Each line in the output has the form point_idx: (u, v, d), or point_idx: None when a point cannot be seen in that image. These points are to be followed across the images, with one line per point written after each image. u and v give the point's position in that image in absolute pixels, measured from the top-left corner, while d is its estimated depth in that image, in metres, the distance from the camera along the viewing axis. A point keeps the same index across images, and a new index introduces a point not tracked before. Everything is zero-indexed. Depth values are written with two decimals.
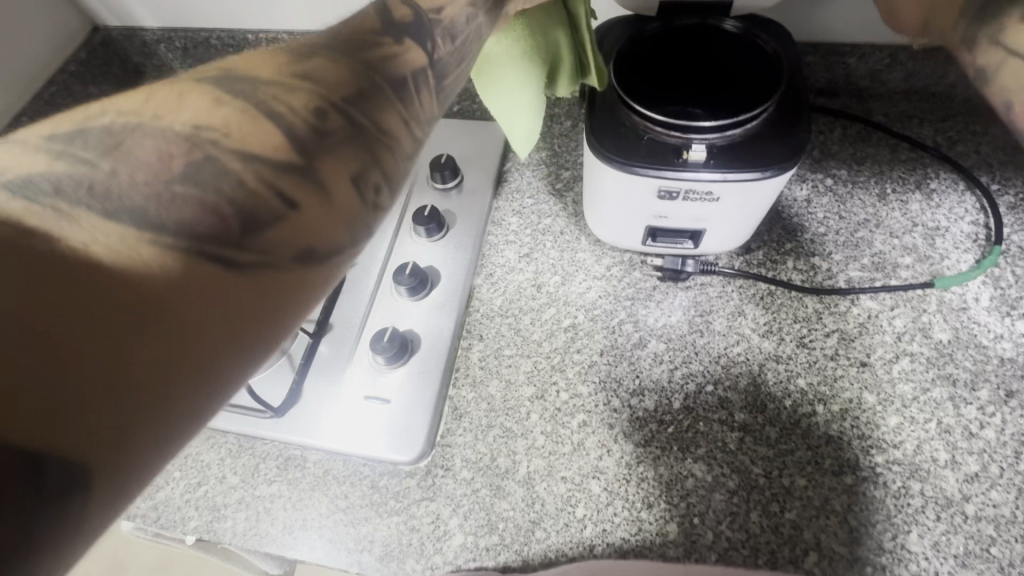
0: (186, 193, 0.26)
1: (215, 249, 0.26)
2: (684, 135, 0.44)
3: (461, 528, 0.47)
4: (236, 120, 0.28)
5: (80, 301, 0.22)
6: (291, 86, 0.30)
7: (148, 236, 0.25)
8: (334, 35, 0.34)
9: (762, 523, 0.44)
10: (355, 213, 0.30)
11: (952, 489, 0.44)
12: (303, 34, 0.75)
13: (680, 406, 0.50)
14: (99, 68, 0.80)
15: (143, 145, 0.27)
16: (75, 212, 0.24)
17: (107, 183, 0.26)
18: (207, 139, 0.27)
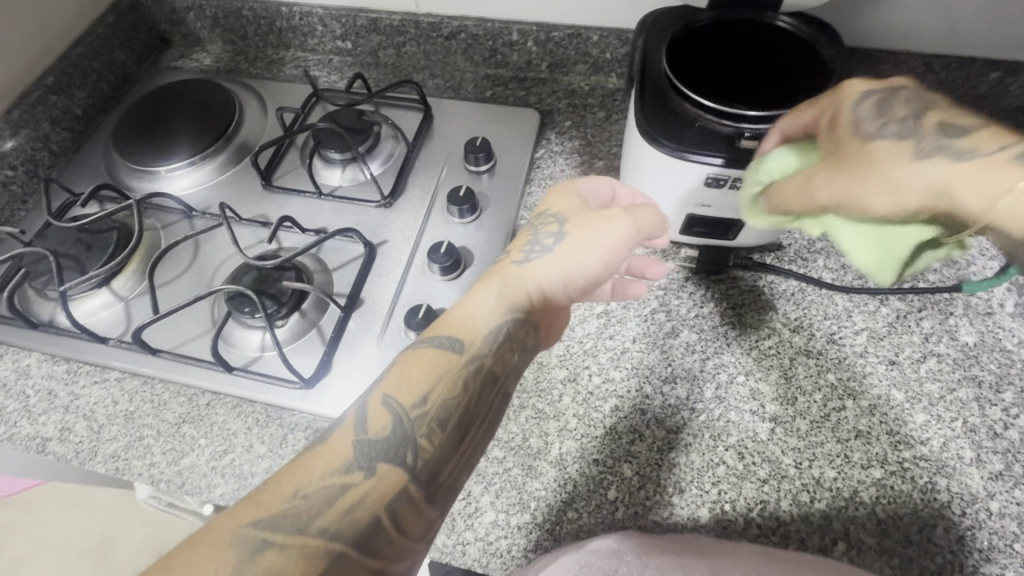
0: (361, 495, 0.35)
1: (394, 505, 0.35)
2: (737, 123, 0.45)
3: (493, 505, 0.47)
4: (386, 427, 0.37)
5: (314, 551, 0.33)
6: (422, 403, 0.38)
7: (343, 511, 0.34)
8: (432, 365, 0.39)
9: (792, 512, 0.45)
10: (473, 444, 0.40)
11: (976, 486, 0.45)
12: (338, 9, 0.74)
13: (712, 395, 0.50)
14: (125, 32, 0.78)
15: (325, 482, 0.35)
16: (300, 515, 0.33)
17: (308, 503, 0.34)
18: (371, 448, 0.36)
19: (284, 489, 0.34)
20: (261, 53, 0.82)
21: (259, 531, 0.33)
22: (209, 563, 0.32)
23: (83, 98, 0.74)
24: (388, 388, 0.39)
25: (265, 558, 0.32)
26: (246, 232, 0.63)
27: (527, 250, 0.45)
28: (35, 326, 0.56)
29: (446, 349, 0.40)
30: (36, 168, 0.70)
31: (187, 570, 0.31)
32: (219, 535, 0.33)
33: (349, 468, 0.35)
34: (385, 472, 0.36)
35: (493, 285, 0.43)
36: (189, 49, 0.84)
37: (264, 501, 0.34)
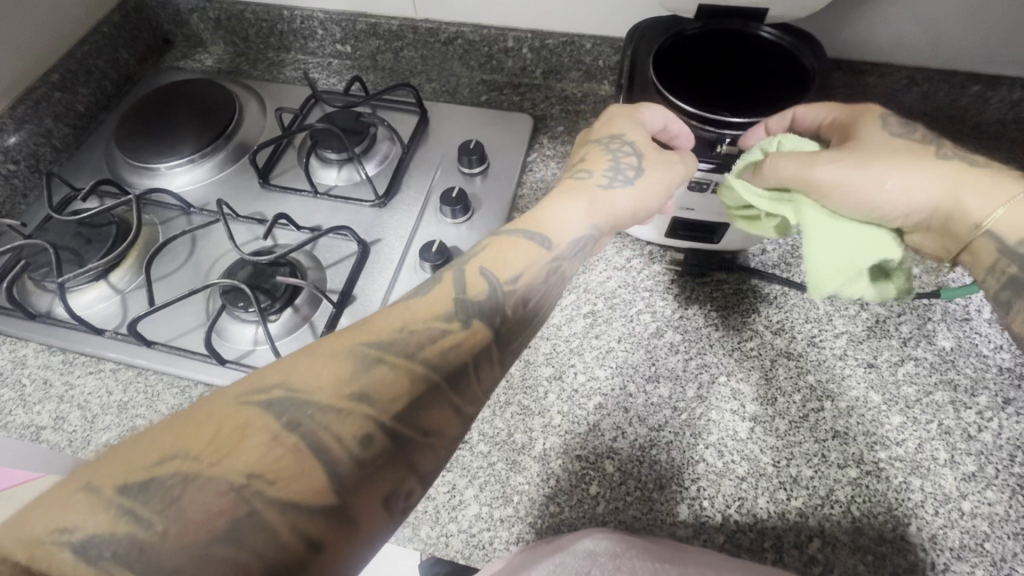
0: (454, 344, 0.35)
1: (477, 357, 0.36)
2: (719, 129, 0.48)
3: (477, 499, 0.48)
4: (479, 292, 0.38)
5: (409, 378, 0.33)
6: (508, 276, 0.40)
7: (440, 350, 0.35)
8: (520, 247, 0.42)
9: (769, 509, 0.46)
10: (538, 325, 0.42)
11: (950, 486, 0.46)
12: (338, 14, 0.76)
13: (694, 394, 0.52)
14: (129, 33, 0.80)
15: (424, 325, 0.35)
16: (403, 345, 0.34)
17: (410, 336, 0.35)
18: (464, 306, 0.37)
19: (392, 323, 0.35)
20: (262, 55, 0.83)
21: (366, 353, 0.33)
22: (327, 369, 0.32)
23: (87, 95, 0.76)
24: (483, 262, 0.40)
25: (379, 373, 0.32)
26: (243, 229, 0.64)
27: (608, 172, 0.46)
28: (33, 317, 0.58)
29: (536, 240, 0.42)
30: (39, 163, 0.71)
31: (307, 372, 0.32)
32: (325, 352, 0.33)
33: (451, 315, 0.36)
34: (479, 326, 0.37)
35: (579, 196, 0.45)
36: (192, 50, 0.86)
37: (375, 329, 0.35)
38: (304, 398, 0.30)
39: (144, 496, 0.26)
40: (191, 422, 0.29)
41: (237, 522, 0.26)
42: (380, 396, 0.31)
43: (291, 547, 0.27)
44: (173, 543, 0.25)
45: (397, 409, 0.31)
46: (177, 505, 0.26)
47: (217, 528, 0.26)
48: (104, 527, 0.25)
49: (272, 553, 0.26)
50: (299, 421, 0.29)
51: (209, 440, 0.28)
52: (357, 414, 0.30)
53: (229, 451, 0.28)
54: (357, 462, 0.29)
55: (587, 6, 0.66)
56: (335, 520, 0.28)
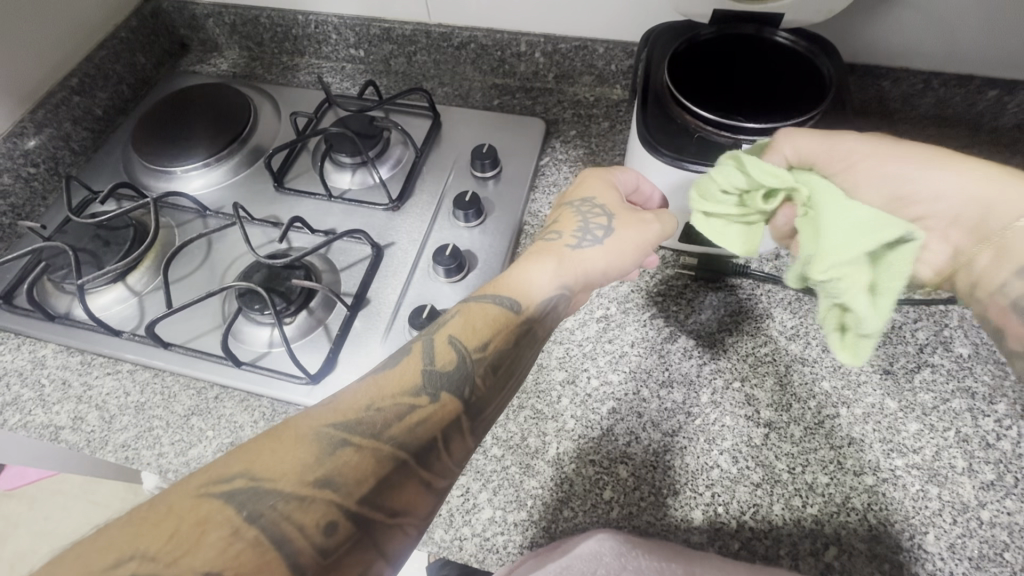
0: (422, 418, 0.36)
1: (445, 430, 0.37)
2: (735, 134, 0.47)
3: (491, 502, 0.48)
4: (448, 361, 0.39)
5: (376, 457, 0.33)
6: (480, 343, 0.40)
7: (408, 427, 0.35)
8: (491, 315, 0.42)
9: (784, 516, 0.46)
10: (511, 388, 0.42)
11: (968, 495, 0.46)
12: (352, 18, 0.76)
13: (708, 400, 0.51)
14: (146, 37, 0.81)
15: (391, 401, 0.36)
16: (370, 425, 0.34)
17: (377, 413, 0.35)
18: (433, 378, 0.38)
19: (359, 400, 0.36)
20: (276, 59, 0.84)
21: (331, 437, 0.33)
22: (290, 454, 0.32)
23: (104, 99, 0.77)
24: (452, 329, 0.41)
25: (345, 455, 0.33)
26: (258, 232, 0.65)
27: (578, 232, 0.47)
28: (52, 318, 0.58)
29: (506, 305, 0.43)
30: (57, 166, 0.72)
31: (268, 459, 0.32)
32: (290, 435, 0.33)
33: (419, 388, 0.37)
34: (447, 398, 0.37)
35: (549, 258, 0.46)
36: (207, 54, 0.87)
37: (341, 408, 0.35)
38: (265, 488, 0.31)
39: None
40: (149, 516, 0.29)
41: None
42: (345, 481, 0.32)
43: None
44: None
45: (361, 494, 0.32)
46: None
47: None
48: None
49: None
50: (258, 514, 0.30)
51: (166, 537, 0.28)
52: (321, 501, 0.31)
53: (187, 549, 0.28)
54: (322, 551, 0.30)
55: (601, 11, 0.67)
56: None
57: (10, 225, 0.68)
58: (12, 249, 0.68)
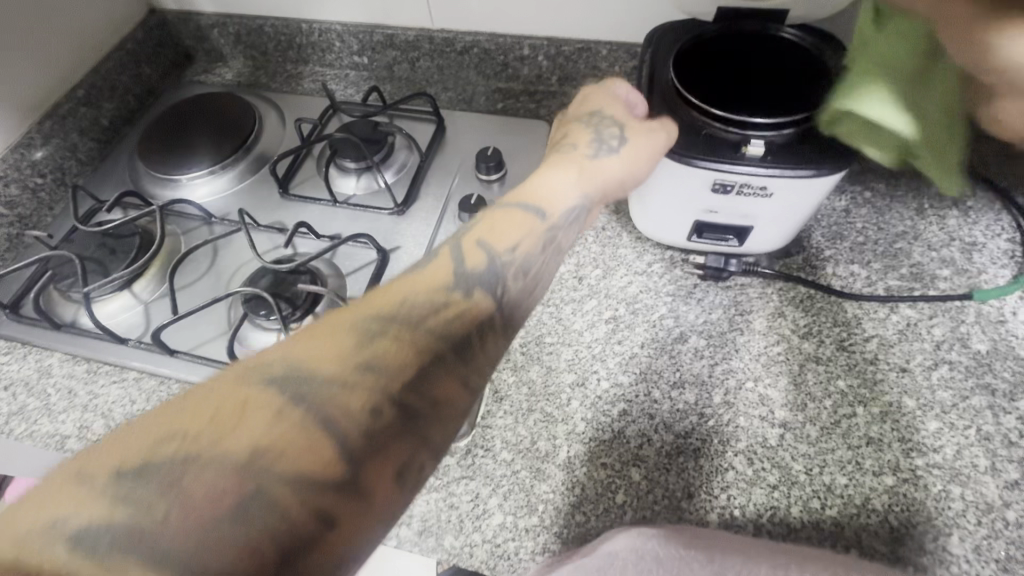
0: (455, 314, 0.37)
1: (478, 327, 0.37)
2: (742, 130, 0.46)
3: (501, 508, 0.47)
4: (476, 260, 0.40)
5: (413, 347, 0.34)
6: (510, 242, 0.42)
7: (441, 323, 0.36)
8: (520, 221, 0.43)
9: (802, 518, 0.45)
10: (539, 297, 0.43)
11: (992, 494, 0.45)
12: (355, 26, 0.77)
13: (721, 400, 0.50)
14: (152, 48, 0.82)
15: (422, 299, 0.37)
16: (404, 320, 0.35)
17: (410, 308, 0.36)
18: (463, 277, 0.39)
19: (394, 295, 0.37)
20: (281, 68, 0.85)
21: (367, 329, 0.34)
22: (330, 344, 0.33)
23: (110, 110, 0.77)
24: (480, 234, 0.42)
25: (385, 347, 0.33)
26: (264, 238, 0.65)
27: (593, 144, 0.48)
28: (58, 327, 0.58)
29: (531, 212, 0.44)
30: (64, 176, 0.73)
31: (307, 349, 0.33)
32: (326, 329, 0.34)
33: (458, 284, 0.38)
34: (483, 296, 0.38)
35: (571, 168, 0.47)
36: (212, 65, 0.87)
37: (373, 303, 0.36)
38: (304, 372, 0.32)
39: (139, 485, 0.28)
40: (193, 401, 0.30)
41: (247, 495, 0.28)
42: (385, 366, 0.33)
43: (305, 521, 0.28)
44: (174, 530, 0.27)
45: (403, 380, 0.33)
46: (179, 485, 0.28)
47: (232, 500, 0.28)
48: (98, 517, 0.27)
49: (286, 523, 0.28)
50: (300, 397, 0.31)
51: (208, 419, 0.29)
52: (361, 393, 0.32)
53: (231, 429, 0.29)
54: (366, 434, 0.31)
55: (603, 12, 0.67)
56: (346, 490, 0.30)
57: (17, 236, 0.69)
58: (18, 260, 0.68)
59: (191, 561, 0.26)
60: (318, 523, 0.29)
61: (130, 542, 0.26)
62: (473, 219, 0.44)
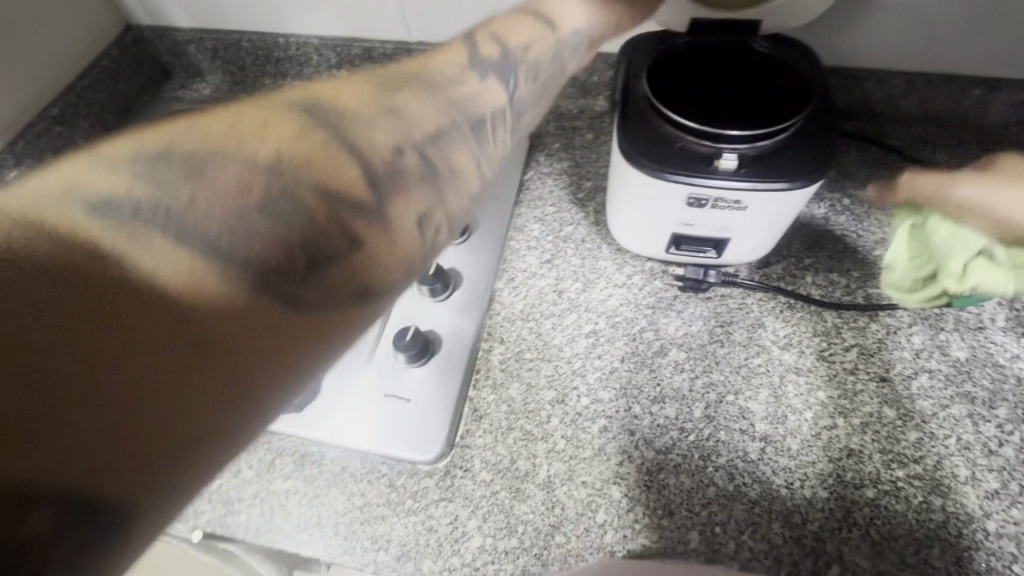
0: (442, 118, 0.39)
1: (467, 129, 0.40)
2: (715, 143, 0.46)
3: (480, 530, 0.46)
4: (462, 84, 0.41)
5: (409, 132, 0.37)
6: (492, 49, 0.43)
7: (433, 109, 0.39)
8: (496, 50, 0.43)
9: (783, 534, 0.44)
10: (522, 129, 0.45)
11: (972, 505, 0.44)
12: (333, 39, 0.76)
13: (701, 415, 0.50)
14: (128, 65, 0.81)
15: (414, 103, 0.38)
16: (398, 113, 0.37)
17: (404, 103, 0.38)
18: (447, 94, 0.40)
19: (372, 87, 0.38)
20: (259, 83, 0.84)
21: (363, 91, 0.38)
22: (316, 126, 0.35)
23: (86, 128, 0.76)
24: (465, 51, 0.43)
25: (408, 110, 0.38)
26: None
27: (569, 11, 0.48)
28: None
29: (512, 49, 0.44)
30: None
31: (336, 92, 0.37)
32: (323, 84, 0.38)
33: (474, 71, 0.42)
34: (474, 83, 0.41)
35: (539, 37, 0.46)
36: (189, 80, 0.86)
37: (362, 85, 0.38)
38: (314, 124, 0.35)
39: (163, 165, 0.33)
40: (211, 117, 0.35)
41: (271, 187, 0.32)
42: (386, 136, 0.36)
43: (327, 228, 0.33)
44: (204, 212, 0.31)
45: (407, 135, 0.37)
46: (202, 175, 0.32)
47: (256, 185, 0.32)
48: (124, 191, 0.31)
49: (309, 225, 0.33)
50: (317, 126, 0.35)
51: (229, 122, 0.34)
52: (384, 102, 0.37)
53: (246, 135, 0.34)
54: (389, 166, 0.36)
55: None
56: (364, 209, 0.34)
57: None
58: None
59: (218, 231, 0.31)
60: (346, 240, 0.34)
61: (149, 213, 0.31)
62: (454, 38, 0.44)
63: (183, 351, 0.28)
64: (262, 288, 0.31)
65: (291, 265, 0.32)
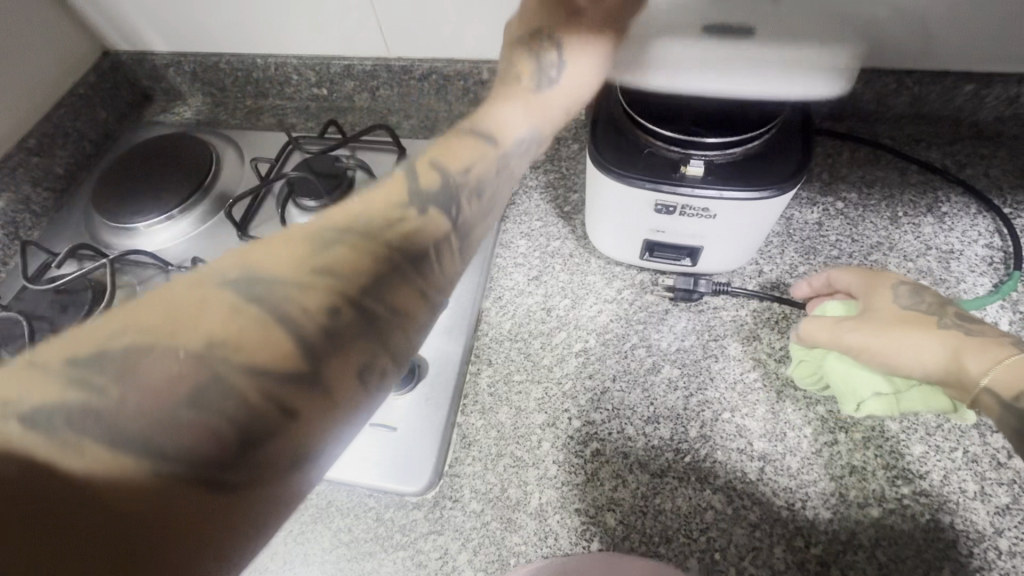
0: (397, 244, 0.33)
1: (415, 256, 0.33)
2: (685, 149, 0.45)
3: (471, 564, 0.45)
4: (418, 201, 0.35)
5: (353, 276, 0.31)
6: (457, 154, 0.39)
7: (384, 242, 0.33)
8: (466, 153, 0.39)
9: (786, 559, 0.43)
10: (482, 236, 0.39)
11: (983, 522, 0.43)
12: (311, 58, 0.74)
13: (697, 434, 0.48)
14: (107, 91, 0.80)
15: (361, 246, 0.32)
16: (341, 253, 0.31)
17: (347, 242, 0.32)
18: (403, 210, 0.34)
19: (319, 227, 0.32)
20: (240, 104, 0.83)
21: (314, 245, 0.31)
22: (241, 294, 0.29)
23: (64, 158, 0.75)
24: (434, 157, 0.38)
25: (347, 258, 0.31)
26: None
27: (539, 75, 0.43)
28: None
29: (483, 139, 0.40)
30: (18, 230, 0.71)
31: (263, 256, 0.31)
32: (262, 249, 0.31)
33: (420, 201, 0.35)
34: (437, 215, 0.35)
35: (515, 101, 0.42)
36: (170, 104, 0.85)
37: (333, 216, 0.33)
38: (257, 292, 0.29)
39: (100, 373, 0.27)
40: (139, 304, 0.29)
41: (200, 385, 0.27)
42: (317, 315, 0.29)
43: (262, 407, 0.27)
44: (135, 403, 0.26)
45: (364, 287, 0.31)
46: (137, 372, 0.27)
47: (185, 390, 0.27)
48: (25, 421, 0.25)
49: (243, 410, 0.27)
50: (257, 297, 0.29)
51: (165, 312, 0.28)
52: (323, 266, 0.31)
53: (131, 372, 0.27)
54: (324, 330, 0.29)
55: None
56: (305, 386, 0.28)
57: None
58: None
59: (154, 440, 0.26)
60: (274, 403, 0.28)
61: (86, 418, 0.26)
62: (437, 144, 0.40)
63: (98, 524, 0.24)
64: (184, 478, 0.26)
65: (220, 442, 0.27)
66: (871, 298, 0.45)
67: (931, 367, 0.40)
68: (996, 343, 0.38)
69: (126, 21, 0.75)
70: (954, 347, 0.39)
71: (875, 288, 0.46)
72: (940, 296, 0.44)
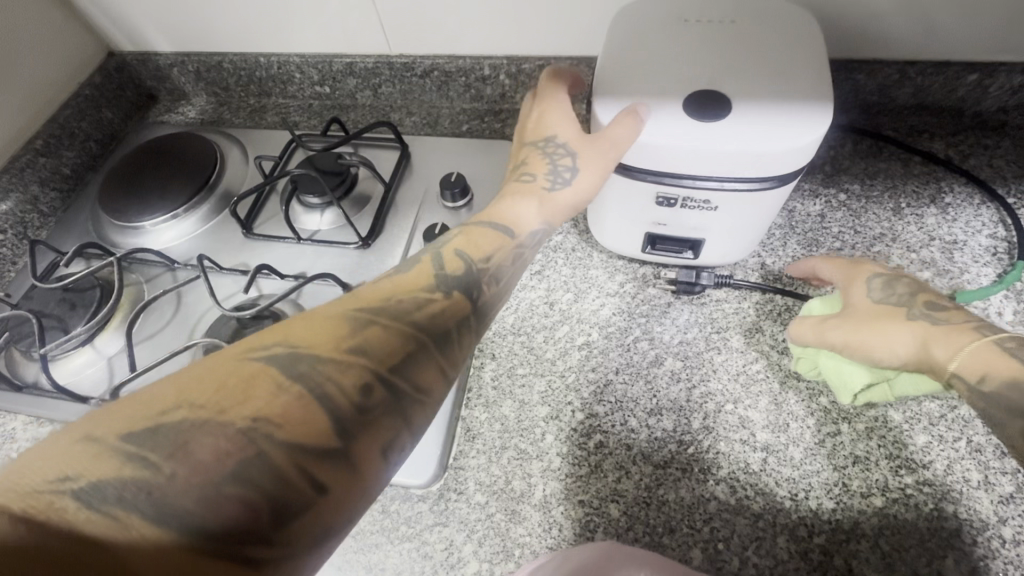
0: (423, 321, 0.34)
1: (440, 331, 0.34)
2: None
3: (476, 555, 0.45)
4: (444, 283, 0.37)
5: (384, 354, 0.31)
6: (480, 242, 0.42)
7: (410, 322, 0.34)
8: (486, 240, 0.42)
9: (789, 548, 0.43)
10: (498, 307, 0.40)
11: (987, 511, 0.43)
12: (313, 56, 0.74)
13: (700, 426, 0.48)
14: (112, 91, 0.80)
15: (392, 327, 0.33)
16: (374, 328, 0.32)
17: (378, 322, 0.33)
18: (430, 291, 0.36)
19: (353, 307, 0.34)
20: (244, 103, 0.83)
21: (351, 323, 0.32)
22: (279, 368, 0.29)
23: (71, 158, 0.76)
24: (458, 245, 0.41)
25: (376, 332, 0.32)
26: (227, 281, 0.63)
27: (549, 174, 0.47)
28: (19, 389, 0.57)
29: (500, 229, 0.43)
30: (27, 230, 0.71)
31: (305, 331, 0.31)
32: (301, 325, 0.32)
33: (442, 282, 0.37)
34: (461, 297, 0.37)
35: (529, 198, 0.46)
36: (175, 103, 0.86)
37: (364, 297, 0.35)
38: (299, 361, 0.29)
39: (148, 439, 0.25)
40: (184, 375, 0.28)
41: (241, 462, 0.25)
42: (350, 389, 0.29)
43: (297, 482, 0.26)
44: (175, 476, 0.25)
45: (394, 363, 0.31)
46: (181, 449, 0.25)
47: (227, 466, 0.25)
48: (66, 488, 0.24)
49: (279, 485, 0.26)
50: (300, 372, 0.29)
51: (211, 386, 0.27)
52: (359, 341, 0.31)
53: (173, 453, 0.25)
54: (359, 407, 0.29)
55: (562, 30, 0.64)
56: (337, 461, 0.28)
57: None
58: None
59: (189, 515, 0.24)
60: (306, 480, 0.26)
61: (126, 491, 0.24)
62: (460, 233, 0.42)
63: None
64: (213, 553, 0.24)
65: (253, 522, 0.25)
66: (849, 290, 0.45)
67: (904, 357, 0.40)
68: (962, 329, 0.38)
69: (130, 21, 0.75)
70: (922, 337, 0.39)
71: (854, 280, 0.46)
72: (916, 283, 0.43)
